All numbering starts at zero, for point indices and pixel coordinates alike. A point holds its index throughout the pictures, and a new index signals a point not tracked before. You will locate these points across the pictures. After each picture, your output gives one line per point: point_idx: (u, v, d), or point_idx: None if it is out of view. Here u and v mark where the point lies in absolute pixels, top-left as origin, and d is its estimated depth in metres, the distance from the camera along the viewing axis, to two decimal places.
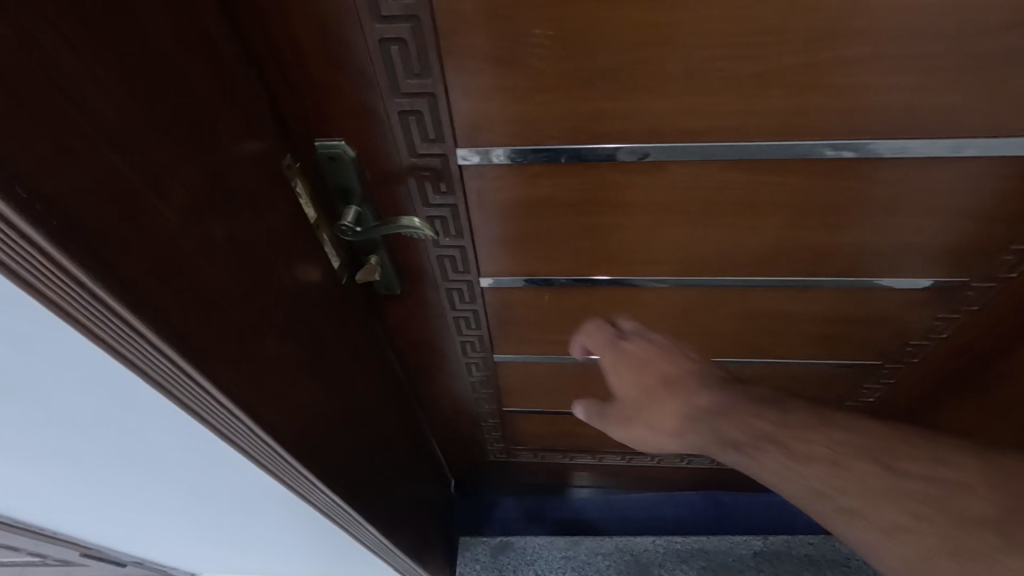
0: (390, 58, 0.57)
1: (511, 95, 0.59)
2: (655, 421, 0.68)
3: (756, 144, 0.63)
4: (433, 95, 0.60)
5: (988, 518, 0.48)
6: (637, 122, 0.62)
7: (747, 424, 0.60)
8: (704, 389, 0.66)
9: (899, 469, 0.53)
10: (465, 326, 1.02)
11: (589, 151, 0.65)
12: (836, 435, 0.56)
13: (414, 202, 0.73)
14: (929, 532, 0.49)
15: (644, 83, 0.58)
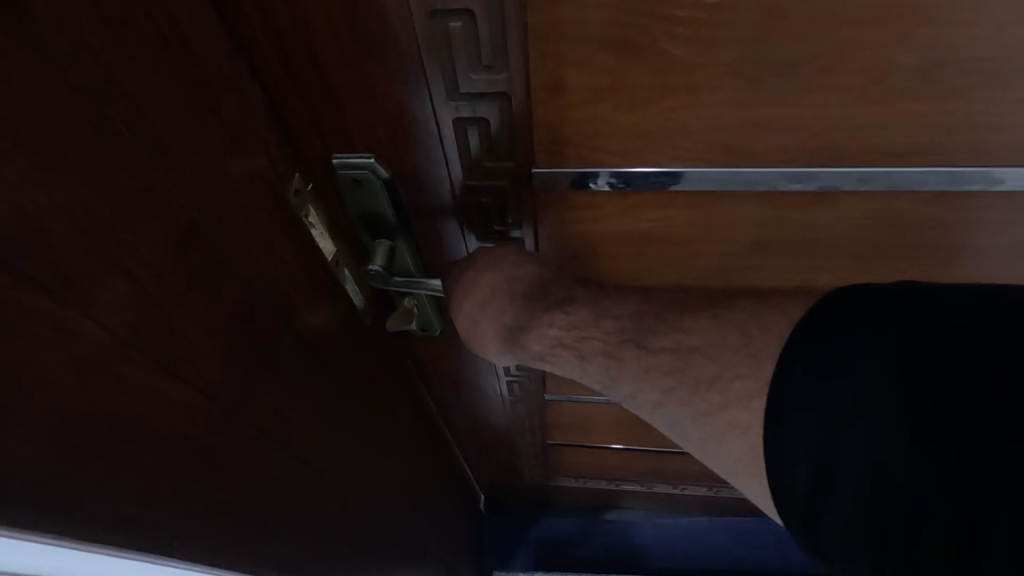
0: (447, 41, 0.37)
1: (626, 95, 0.39)
2: (507, 333, 0.52)
3: (999, 171, 0.41)
4: (507, 96, 0.40)
5: (714, 376, 0.41)
6: (822, 136, 0.40)
7: (538, 330, 0.50)
8: (521, 293, 0.51)
9: (661, 350, 0.44)
10: (512, 369, 0.88)
11: (732, 178, 0.44)
12: (607, 309, 0.48)
13: (462, 235, 0.55)
14: (673, 403, 0.43)
15: (851, 78, 0.36)
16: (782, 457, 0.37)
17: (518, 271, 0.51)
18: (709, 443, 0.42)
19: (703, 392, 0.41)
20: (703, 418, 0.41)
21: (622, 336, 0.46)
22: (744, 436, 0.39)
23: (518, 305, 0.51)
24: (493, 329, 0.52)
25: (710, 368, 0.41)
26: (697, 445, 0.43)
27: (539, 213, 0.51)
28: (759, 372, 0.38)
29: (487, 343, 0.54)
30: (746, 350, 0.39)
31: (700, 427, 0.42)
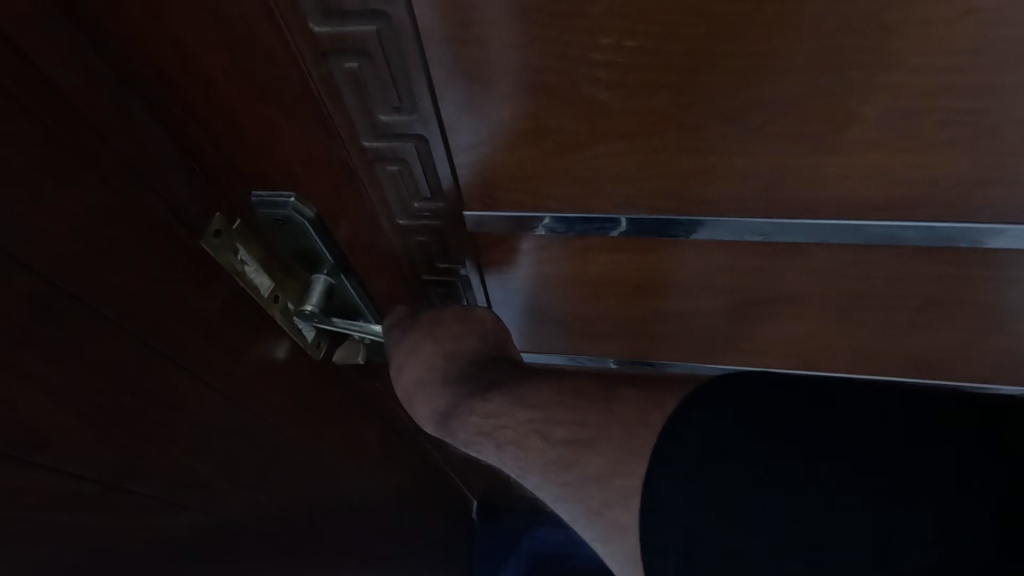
0: (348, 83, 0.33)
1: (553, 141, 0.34)
2: (438, 414, 0.47)
3: (987, 227, 0.36)
4: (423, 138, 0.36)
5: (605, 474, 0.38)
6: (781, 187, 0.35)
7: (460, 417, 0.45)
8: (448, 371, 0.47)
9: (560, 442, 0.40)
10: None
11: (683, 227, 0.39)
12: (523, 395, 0.43)
13: (404, 273, 0.50)
14: (568, 496, 0.39)
15: (805, 127, 0.31)
16: (660, 560, 0.34)
17: (446, 350, 0.47)
18: (598, 542, 0.38)
19: (588, 489, 0.38)
20: (593, 516, 0.38)
21: (530, 425, 0.42)
22: (625, 538, 0.36)
23: (447, 386, 0.47)
24: (428, 407, 0.48)
25: (597, 462, 0.38)
26: (597, 550, 0.39)
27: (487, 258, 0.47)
28: (636, 471, 0.36)
29: (420, 417, 0.49)
30: (629, 446, 0.37)
31: (589, 525, 0.38)
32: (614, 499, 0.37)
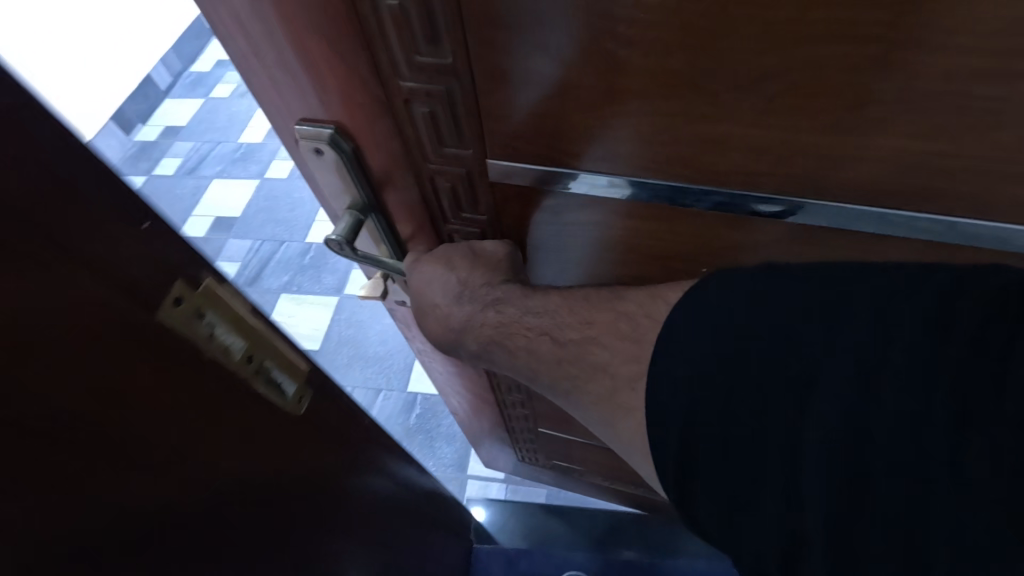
0: (387, 23, 0.36)
1: (573, 95, 0.36)
2: (449, 330, 0.52)
3: (998, 225, 0.35)
4: (453, 82, 0.38)
5: (605, 370, 0.44)
6: (791, 165, 0.36)
7: (472, 328, 0.51)
8: (461, 291, 0.50)
9: (568, 341, 0.46)
10: (513, 411, 0.87)
11: (692, 201, 0.41)
12: (532, 306, 0.48)
13: (433, 218, 0.51)
14: (575, 391, 0.47)
15: (818, 102, 0.32)
16: (661, 426, 0.38)
17: (461, 276, 0.50)
18: (605, 424, 0.45)
19: (595, 378, 0.45)
20: (600, 402, 0.45)
21: (543, 330, 0.47)
22: (626, 419, 0.43)
23: (461, 308, 0.50)
24: (444, 330, 0.53)
25: (597, 360, 0.44)
26: (604, 433, 0.47)
27: (508, 218, 0.49)
28: (637, 357, 0.42)
29: (434, 335, 0.54)
30: (631, 337, 0.43)
31: (597, 409, 0.45)
32: (613, 399, 0.43)
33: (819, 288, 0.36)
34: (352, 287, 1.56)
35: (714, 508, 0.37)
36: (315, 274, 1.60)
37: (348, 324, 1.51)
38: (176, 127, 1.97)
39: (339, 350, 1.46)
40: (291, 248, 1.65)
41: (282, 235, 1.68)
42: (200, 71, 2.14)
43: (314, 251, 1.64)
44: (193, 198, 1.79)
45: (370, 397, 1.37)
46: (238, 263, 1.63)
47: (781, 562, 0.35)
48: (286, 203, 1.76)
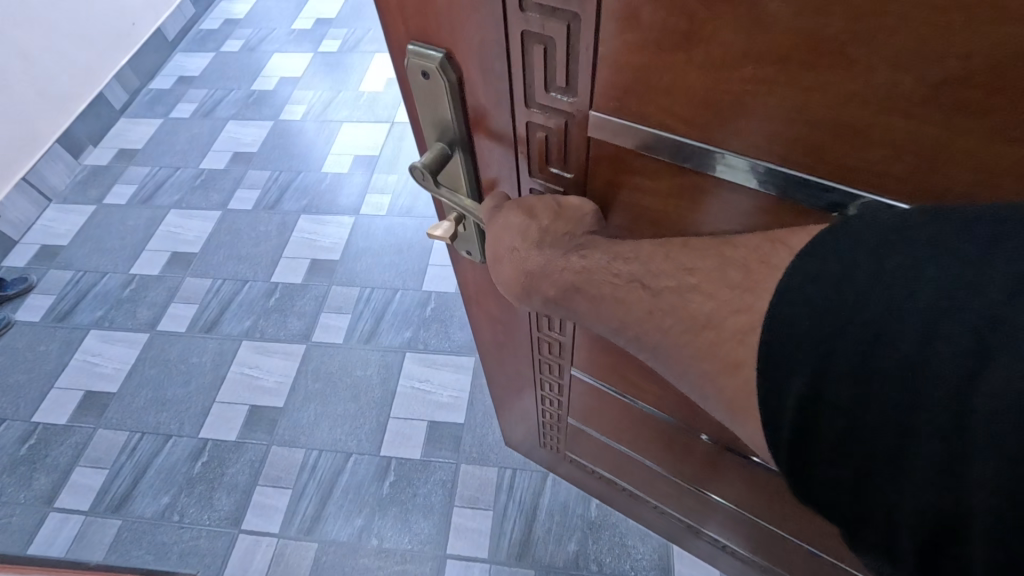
0: None
1: (704, 54, 0.34)
2: (522, 277, 0.49)
3: None
4: (577, 19, 0.37)
5: (700, 324, 0.41)
6: (936, 172, 0.33)
7: (553, 272, 0.48)
8: (544, 237, 0.48)
9: (663, 290, 0.43)
10: (547, 390, 0.93)
11: (806, 195, 0.39)
12: (621, 253, 0.46)
13: (517, 170, 0.51)
14: (671, 344, 0.43)
15: (999, 101, 0.29)
16: (780, 377, 0.36)
17: (544, 223, 0.49)
18: (706, 381, 0.42)
19: (694, 333, 0.41)
20: (705, 357, 0.41)
21: (626, 279, 0.45)
22: (740, 374, 0.39)
23: (543, 253, 0.48)
24: (517, 276, 0.50)
25: (693, 315, 0.41)
26: (697, 389, 0.43)
27: (597, 178, 0.48)
28: (750, 304, 0.38)
29: (503, 281, 0.51)
30: (744, 283, 0.39)
31: (699, 366, 0.42)
32: (711, 356, 0.40)
33: (1001, 250, 0.29)
34: (319, 333, 1.52)
35: (843, 477, 0.35)
36: (281, 318, 1.56)
37: (317, 377, 1.44)
38: (131, 150, 2.07)
39: (307, 405, 1.39)
40: (254, 288, 1.63)
41: (246, 274, 1.67)
42: (160, 91, 2.30)
43: (279, 293, 1.61)
44: (147, 230, 1.82)
45: (339, 461, 1.30)
46: (196, 305, 1.61)
47: (924, 541, 0.32)
48: (250, 238, 1.76)
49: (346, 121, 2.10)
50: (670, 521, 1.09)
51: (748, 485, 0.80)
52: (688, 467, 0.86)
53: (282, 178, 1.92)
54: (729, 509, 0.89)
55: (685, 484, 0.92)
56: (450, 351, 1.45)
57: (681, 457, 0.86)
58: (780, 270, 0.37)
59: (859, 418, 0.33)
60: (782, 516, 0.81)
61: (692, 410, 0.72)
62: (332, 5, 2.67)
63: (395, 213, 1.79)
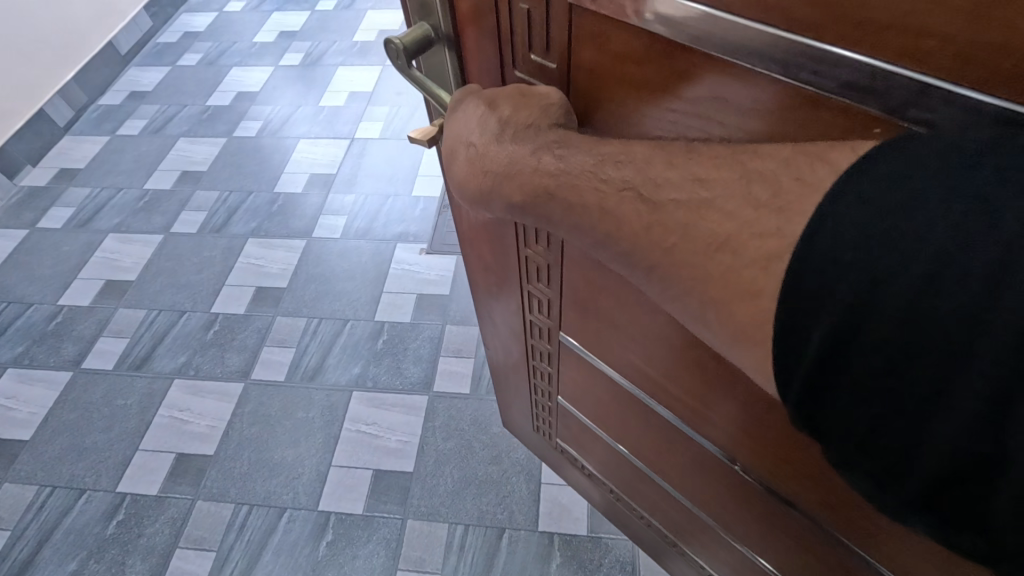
0: None
1: None
2: (478, 172, 0.48)
3: None
4: None
5: (715, 244, 0.33)
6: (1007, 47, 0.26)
7: (510, 156, 0.45)
8: (504, 129, 0.47)
9: (667, 202, 0.36)
10: (538, 359, 0.88)
11: (811, 75, 0.33)
12: (614, 155, 0.40)
13: (502, 62, 0.52)
14: (674, 268, 0.35)
15: None
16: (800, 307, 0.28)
17: (505, 113, 0.47)
18: (705, 311, 0.34)
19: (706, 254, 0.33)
20: (707, 280, 0.33)
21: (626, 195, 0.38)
22: (755, 303, 0.31)
23: (501, 147, 0.46)
24: (473, 176, 0.48)
25: (712, 235, 0.33)
26: (696, 314, 0.35)
27: (580, 66, 0.46)
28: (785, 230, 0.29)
29: (458, 178, 0.50)
30: (772, 203, 0.31)
31: (700, 291, 0.34)
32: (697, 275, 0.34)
33: None
34: (259, 370, 1.38)
35: (851, 432, 0.28)
36: (219, 353, 1.42)
37: (254, 420, 1.30)
38: (72, 170, 1.94)
39: (240, 453, 1.25)
40: (191, 320, 1.49)
41: (184, 305, 1.53)
42: (109, 108, 2.17)
43: (219, 324, 1.48)
44: (82, 255, 1.68)
45: (271, 519, 1.15)
46: (127, 340, 1.46)
47: (944, 500, 0.26)
48: (192, 263, 1.63)
49: (303, 138, 1.98)
50: (653, 534, 1.00)
51: (735, 498, 0.71)
52: (675, 467, 0.79)
53: (231, 199, 1.80)
54: (721, 532, 0.80)
55: (675, 493, 0.84)
56: (401, 388, 1.32)
57: (673, 454, 0.77)
58: (820, 191, 0.29)
59: (894, 363, 0.25)
60: (775, 541, 0.70)
61: (679, 400, 0.65)
62: (296, 17, 2.57)
63: (351, 236, 1.66)
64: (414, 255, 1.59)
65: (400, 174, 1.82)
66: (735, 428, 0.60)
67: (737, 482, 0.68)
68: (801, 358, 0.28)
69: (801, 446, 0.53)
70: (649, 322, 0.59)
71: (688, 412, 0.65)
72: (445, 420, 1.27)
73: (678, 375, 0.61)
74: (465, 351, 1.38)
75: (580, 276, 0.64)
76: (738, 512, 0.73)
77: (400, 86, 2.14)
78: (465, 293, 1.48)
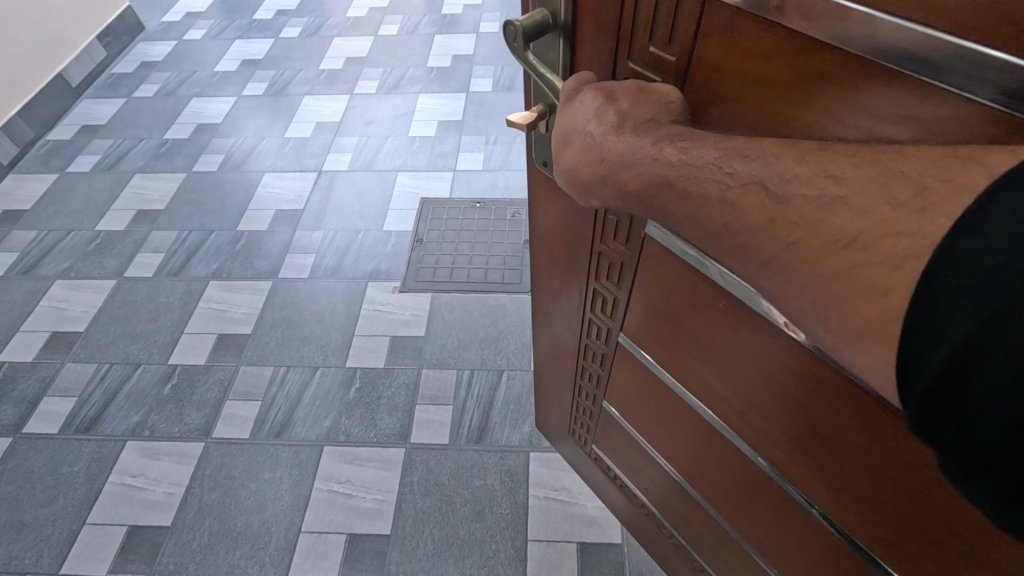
0: None
1: None
2: (590, 160, 0.41)
3: None
4: None
5: (842, 242, 0.28)
6: None
7: (630, 143, 0.38)
8: (623, 120, 0.40)
9: (795, 197, 0.30)
10: (591, 359, 0.82)
11: (963, 79, 0.28)
12: (735, 149, 0.34)
13: (616, 52, 0.46)
14: (794, 265, 0.31)
15: None
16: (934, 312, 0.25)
17: (624, 106, 0.41)
18: (815, 314, 0.30)
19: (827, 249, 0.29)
20: (822, 276, 0.29)
21: (748, 190, 0.32)
22: (882, 299, 0.27)
23: (623, 137, 0.39)
24: (586, 163, 0.41)
25: (838, 231, 0.29)
26: (808, 314, 0.31)
27: (698, 64, 0.40)
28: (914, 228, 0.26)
29: (568, 166, 0.43)
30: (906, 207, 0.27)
31: (817, 289, 0.30)
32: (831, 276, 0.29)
33: None
34: (221, 427, 1.28)
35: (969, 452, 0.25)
36: (176, 410, 1.32)
37: (215, 484, 1.20)
38: (17, 211, 1.82)
39: (200, 522, 1.15)
40: (148, 373, 1.39)
41: (139, 356, 1.43)
42: (58, 143, 2.06)
43: (177, 376, 1.38)
44: (25, 304, 1.55)
45: None
46: (75, 398, 1.35)
47: None
48: (147, 311, 1.52)
49: (267, 172, 1.90)
50: (680, 557, 0.96)
51: (773, 530, 0.67)
52: (723, 494, 0.72)
53: (190, 239, 1.70)
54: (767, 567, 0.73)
55: (711, 517, 0.78)
56: (376, 441, 1.25)
57: (725, 480, 0.70)
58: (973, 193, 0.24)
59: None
60: None
61: (749, 423, 0.58)
62: (260, 44, 2.50)
63: (318, 276, 1.58)
64: (387, 294, 1.52)
65: (370, 208, 1.76)
66: (814, 462, 0.53)
67: (801, 521, 0.61)
68: (924, 367, 0.25)
69: (869, 478, 0.48)
70: (731, 332, 0.53)
71: (758, 437, 0.58)
72: (423, 474, 1.20)
73: (757, 395, 0.54)
74: (443, 397, 1.31)
75: (657, 274, 0.58)
76: (795, 553, 0.65)
77: (368, 117, 2.09)
78: (442, 336, 1.42)
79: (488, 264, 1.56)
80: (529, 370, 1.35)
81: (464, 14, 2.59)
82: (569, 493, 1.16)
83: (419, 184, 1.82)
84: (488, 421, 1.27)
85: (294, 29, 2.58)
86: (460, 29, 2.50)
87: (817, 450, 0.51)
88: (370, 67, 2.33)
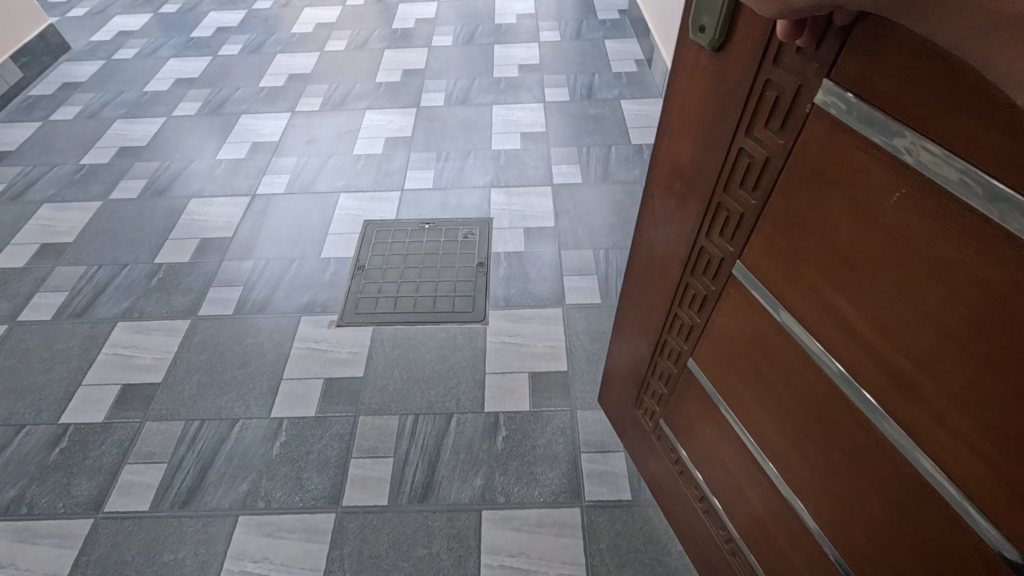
0: None
1: None
2: None
3: None
4: None
5: None
6: None
7: None
8: None
9: None
10: (689, 304, 0.69)
11: None
12: None
13: None
14: None
15: None
16: None
17: None
18: None
19: None
20: None
21: None
22: None
23: None
24: None
25: None
26: None
27: None
28: None
29: None
30: None
31: None
32: None
33: None
34: (117, 498, 1.08)
35: None
36: (63, 481, 1.11)
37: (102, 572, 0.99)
38: None
39: None
40: (33, 437, 1.18)
41: (24, 416, 1.21)
42: None
43: (68, 439, 1.17)
44: None
45: None
46: None
47: None
48: (41, 360, 1.31)
49: (195, 197, 1.72)
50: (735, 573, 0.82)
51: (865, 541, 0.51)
52: (815, 486, 0.56)
53: (99, 275, 1.50)
54: None
55: (784, 521, 0.64)
56: (301, 508, 1.06)
57: (820, 468, 0.54)
58: None
59: None
60: None
61: (890, 373, 0.43)
62: (196, 62, 2.33)
63: (244, 313, 1.40)
64: (320, 330, 1.35)
65: (306, 234, 1.59)
66: (982, 428, 0.37)
67: (922, 526, 0.44)
68: None
69: None
70: (903, 237, 0.38)
71: (897, 395, 0.43)
72: (354, 545, 1.01)
73: (914, 325, 0.39)
74: (381, 449, 1.13)
75: (808, 167, 0.44)
76: None
77: (308, 137, 1.93)
78: (381, 376, 1.25)
79: (437, 291, 1.41)
80: (482, 411, 1.19)
81: (417, 28, 2.48)
82: (527, 560, 0.99)
83: (361, 206, 1.66)
84: (434, 475, 1.09)
85: (234, 46, 2.42)
86: (410, 44, 2.38)
87: (994, 411, 0.36)
88: (314, 83, 2.18)
